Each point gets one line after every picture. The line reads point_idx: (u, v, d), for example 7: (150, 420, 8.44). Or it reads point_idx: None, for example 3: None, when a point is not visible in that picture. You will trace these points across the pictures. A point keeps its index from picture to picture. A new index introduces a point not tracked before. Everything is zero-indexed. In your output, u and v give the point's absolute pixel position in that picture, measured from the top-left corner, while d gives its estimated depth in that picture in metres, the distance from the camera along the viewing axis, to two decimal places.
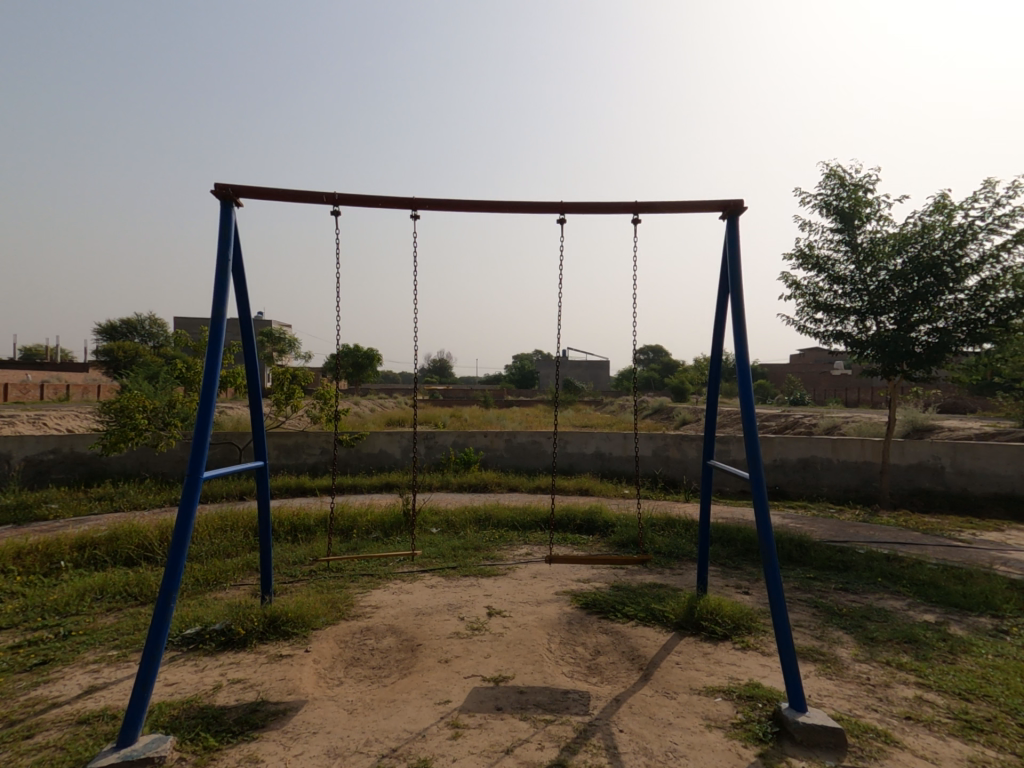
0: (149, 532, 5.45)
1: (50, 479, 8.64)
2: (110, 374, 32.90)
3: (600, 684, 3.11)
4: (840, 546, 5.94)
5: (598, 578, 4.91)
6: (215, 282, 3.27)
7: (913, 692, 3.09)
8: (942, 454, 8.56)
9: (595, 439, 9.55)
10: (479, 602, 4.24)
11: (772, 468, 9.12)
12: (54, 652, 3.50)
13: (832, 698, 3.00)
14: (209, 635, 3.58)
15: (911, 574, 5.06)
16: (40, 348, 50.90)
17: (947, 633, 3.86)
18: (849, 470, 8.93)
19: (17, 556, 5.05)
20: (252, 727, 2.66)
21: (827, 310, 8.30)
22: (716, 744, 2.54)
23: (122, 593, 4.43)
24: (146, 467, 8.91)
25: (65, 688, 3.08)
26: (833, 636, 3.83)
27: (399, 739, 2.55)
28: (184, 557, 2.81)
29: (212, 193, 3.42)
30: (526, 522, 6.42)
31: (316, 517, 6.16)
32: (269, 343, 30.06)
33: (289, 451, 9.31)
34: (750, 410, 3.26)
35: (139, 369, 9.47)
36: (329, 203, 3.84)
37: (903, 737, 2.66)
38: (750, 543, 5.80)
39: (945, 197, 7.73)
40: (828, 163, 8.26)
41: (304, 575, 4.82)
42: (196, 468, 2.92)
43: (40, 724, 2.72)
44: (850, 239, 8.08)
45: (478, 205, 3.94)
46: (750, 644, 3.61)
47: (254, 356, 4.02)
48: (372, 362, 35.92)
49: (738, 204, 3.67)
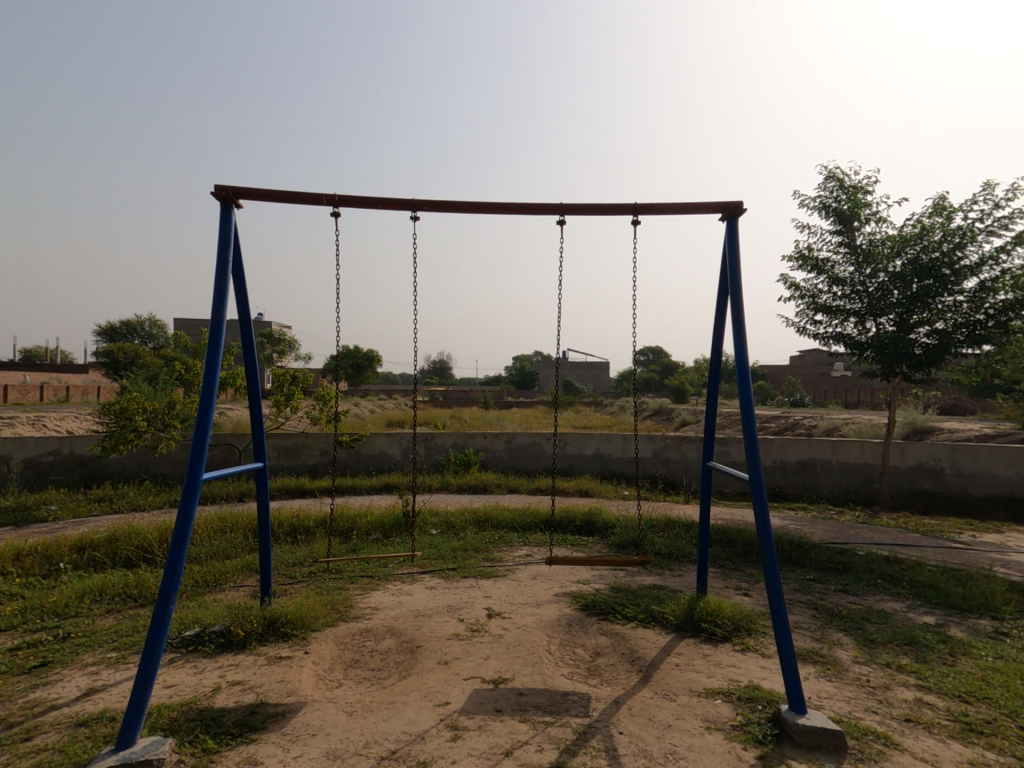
0: (149, 533, 5.45)
1: (49, 481, 8.64)
2: (110, 375, 32.89)
3: (599, 686, 3.11)
4: (839, 548, 5.94)
5: (597, 579, 4.90)
6: (215, 284, 3.27)
7: (913, 695, 3.09)
8: (941, 456, 8.56)
9: (595, 440, 9.55)
10: (479, 604, 4.24)
11: (772, 469, 9.12)
12: (53, 653, 3.50)
13: (832, 701, 3.00)
14: (208, 637, 3.57)
15: (911, 576, 5.05)
16: (40, 349, 50.90)
17: (947, 636, 3.85)
18: (849, 472, 8.93)
19: (17, 558, 5.05)
20: (251, 730, 2.66)
21: (827, 311, 8.31)
22: (716, 746, 2.54)
23: (121, 595, 4.43)
24: (146, 468, 8.91)
25: (64, 690, 3.08)
26: (833, 638, 3.82)
27: (399, 741, 2.55)
28: (183, 558, 2.81)
29: (211, 194, 3.42)
30: (525, 523, 6.41)
31: (315, 518, 6.15)
32: (269, 344, 30.05)
33: (288, 452, 9.30)
34: (750, 412, 3.26)
35: (139, 371, 9.46)
36: (329, 204, 3.85)
37: (903, 739, 2.66)
38: (750, 544, 5.79)
39: (945, 199, 7.74)
40: (827, 165, 8.28)
41: (304, 576, 4.82)
42: (195, 469, 2.92)
43: (38, 726, 2.72)
44: (849, 241, 8.09)
45: (478, 207, 3.94)
46: (750, 646, 3.60)
47: (254, 357, 4.01)
48: (372, 363, 35.91)
49: (738, 205, 3.67)
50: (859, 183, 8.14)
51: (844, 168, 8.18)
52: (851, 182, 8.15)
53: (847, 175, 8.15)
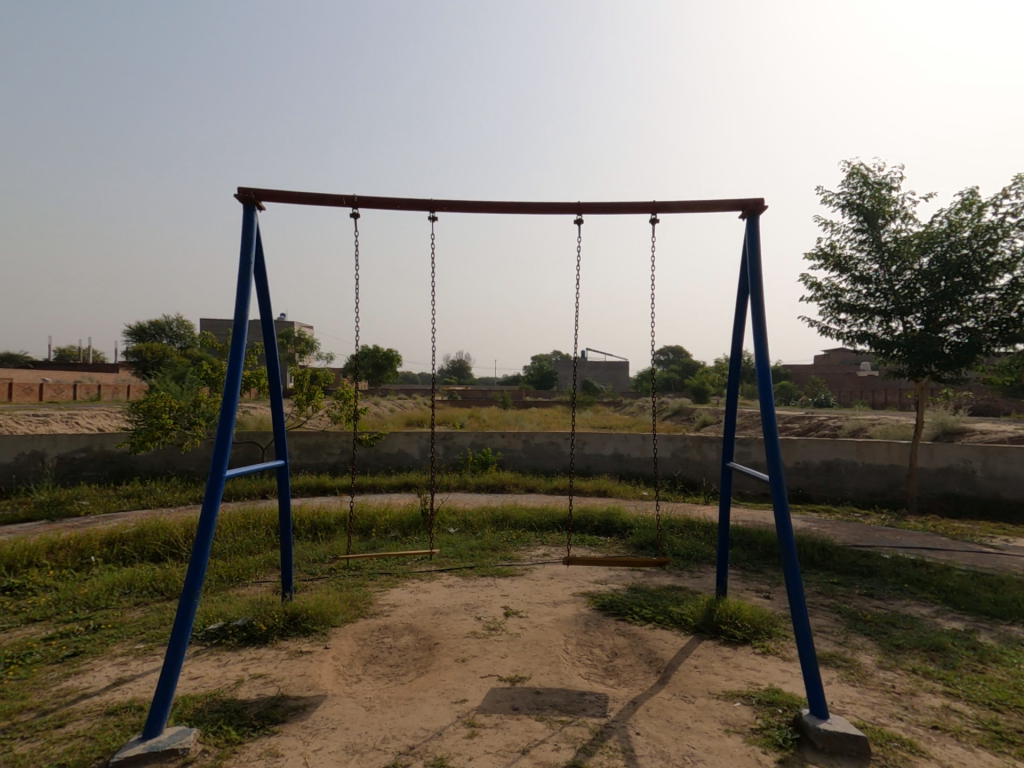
0: (176, 529, 5.58)
1: (82, 476, 8.86)
2: (139, 373, 33.56)
3: (616, 686, 3.11)
4: (864, 551, 5.84)
5: (615, 579, 4.90)
6: (238, 284, 3.33)
7: (941, 702, 3.03)
8: (973, 458, 8.37)
9: (613, 440, 9.52)
10: (496, 602, 4.27)
11: (794, 470, 9.01)
12: (84, 644, 3.59)
13: (855, 706, 2.96)
14: (232, 630, 3.64)
15: (940, 580, 4.95)
16: (73, 349, 52.30)
17: (975, 642, 3.78)
18: (877, 474, 8.76)
19: (51, 550, 5.19)
20: (272, 721, 2.71)
21: (850, 310, 8.17)
22: (735, 749, 2.52)
23: (149, 588, 4.53)
24: (173, 465, 9.10)
25: (95, 679, 3.16)
26: (856, 643, 3.76)
27: (416, 737, 2.57)
28: (207, 553, 2.86)
29: (235, 198, 3.49)
30: (543, 522, 6.42)
31: (335, 516, 6.22)
32: (292, 343, 30.38)
33: (310, 451, 9.43)
34: (770, 412, 3.22)
35: (166, 371, 9.68)
36: (349, 206, 3.90)
37: (929, 746, 2.61)
38: (771, 546, 5.74)
39: (975, 194, 7.56)
40: (849, 162, 8.13)
41: (324, 573, 4.90)
42: (218, 467, 2.97)
43: (71, 714, 2.80)
44: (874, 237, 7.94)
45: (493, 207, 3.97)
46: (770, 649, 3.57)
47: (275, 357, 4.03)
48: (391, 362, 36.10)
49: (758, 204, 3.63)
50: (883, 180, 8.01)
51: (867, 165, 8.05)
52: (875, 179, 8.00)
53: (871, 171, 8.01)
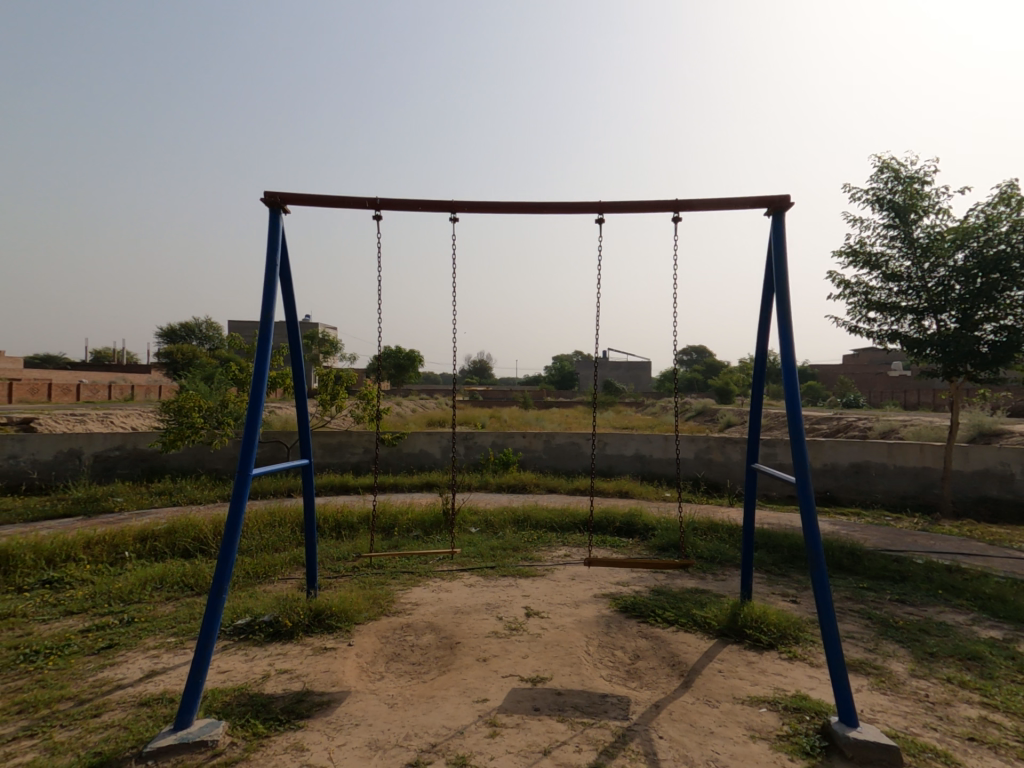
0: (205, 526, 5.68)
1: (116, 474, 9.08)
2: (170, 373, 34.24)
3: (639, 688, 3.09)
4: (895, 555, 5.71)
5: (637, 581, 4.87)
6: (264, 286, 3.39)
7: (977, 712, 2.95)
8: (1011, 461, 8.14)
9: (635, 441, 9.46)
10: (517, 602, 4.27)
11: (823, 472, 8.85)
12: (118, 637, 3.68)
13: (886, 714, 2.89)
14: (258, 626, 3.70)
15: (974, 587, 4.82)
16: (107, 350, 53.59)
17: (1013, 651, 3.67)
18: (909, 476, 8.57)
19: (87, 545, 5.33)
20: (298, 716, 2.75)
21: (881, 308, 8.00)
22: (760, 756, 2.49)
23: (179, 583, 4.63)
24: (202, 463, 9.27)
25: (128, 671, 3.24)
26: (887, 649, 3.68)
27: (438, 735, 2.58)
28: (234, 550, 2.91)
29: (261, 201, 3.54)
30: (564, 523, 6.40)
31: (359, 515, 6.29)
32: (319, 344, 30.73)
33: (333, 450, 9.54)
34: (797, 413, 3.16)
35: (195, 371, 9.86)
36: (372, 207, 3.93)
37: (964, 758, 2.55)
38: (798, 550, 5.64)
39: (1013, 187, 7.35)
40: (880, 157, 7.97)
41: (347, 571, 4.95)
42: (245, 466, 3.02)
43: (106, 703, 2.87)
44: (906, 233, 7.76)
45: (514, 207, 3.97)
46: (797, 654, 3.51)
47: (300, 357, 4.08)
48: (415, 362, 36.32)
49: (785, 200, 3.58)
50: (915, 175, 7.82)
51: (899, 159, 7.87)
52: (908, 173, 7.83)
53: (903, 165, 7.83)
